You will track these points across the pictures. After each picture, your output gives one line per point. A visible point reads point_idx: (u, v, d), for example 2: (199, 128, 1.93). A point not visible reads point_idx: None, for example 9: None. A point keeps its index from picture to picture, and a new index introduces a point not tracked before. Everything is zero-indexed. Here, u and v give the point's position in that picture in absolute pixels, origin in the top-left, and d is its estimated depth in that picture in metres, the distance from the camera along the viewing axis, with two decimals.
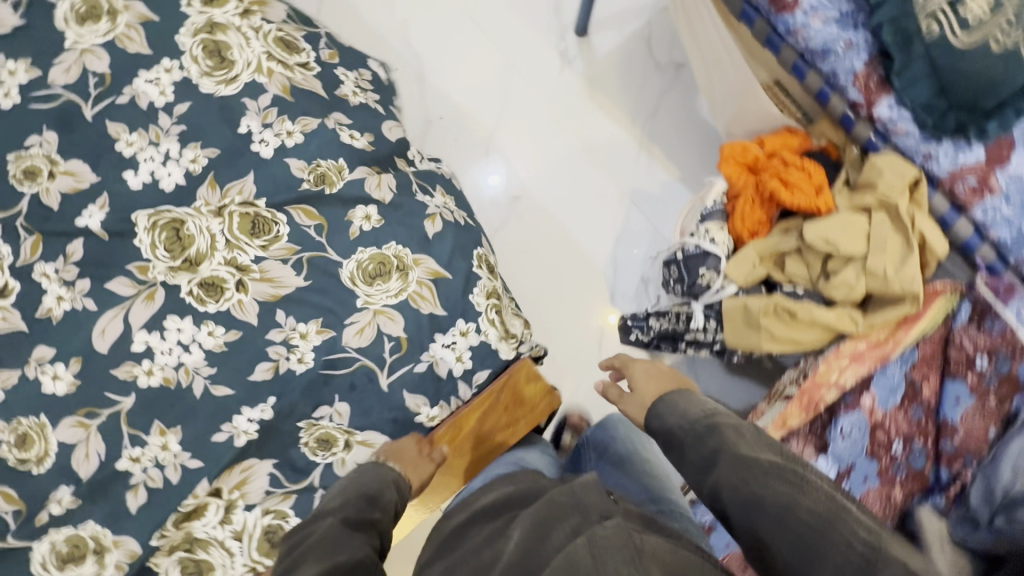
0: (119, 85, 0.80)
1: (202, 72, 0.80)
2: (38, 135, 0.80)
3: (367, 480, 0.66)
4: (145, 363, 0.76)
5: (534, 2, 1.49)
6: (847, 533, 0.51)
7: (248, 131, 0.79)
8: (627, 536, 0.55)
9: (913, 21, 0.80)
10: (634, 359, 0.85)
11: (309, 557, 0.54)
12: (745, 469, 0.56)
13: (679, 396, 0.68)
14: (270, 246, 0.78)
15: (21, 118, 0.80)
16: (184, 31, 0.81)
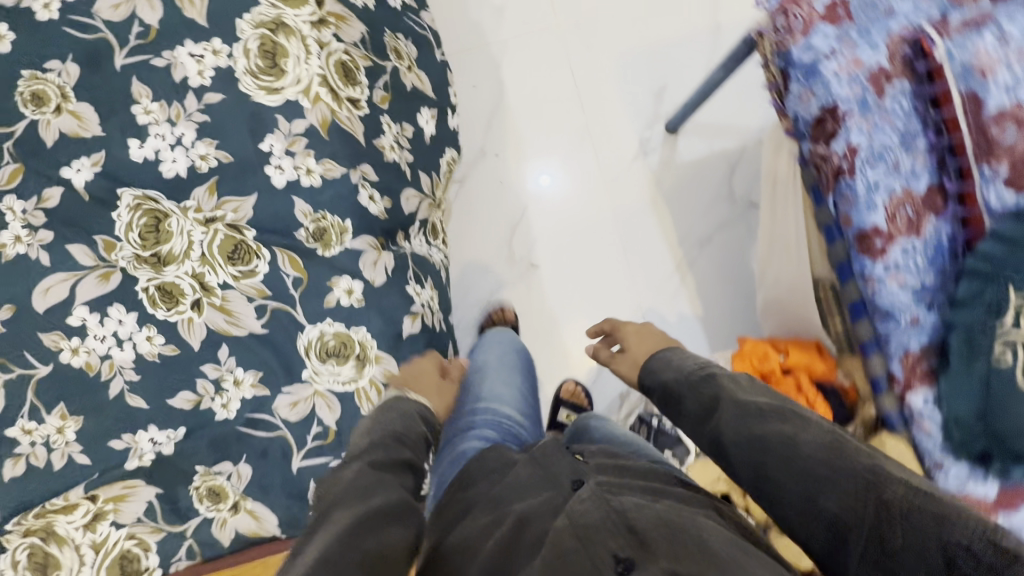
0: (161, 45, 0.74)
1: (248, 68, 0.74)
2: (58, 62, 0.73)
3: (390, 420, 0.65)
4: (74, 340, 0.72)
5: (639, 78, 1.40)
6: (859, 470, 0.51)
7: (268, 150, 0.74)
8: (605, 511, 0.59)
9: (987, 340, 0.73)
10: (625, 322, 0.92)
11: (338, 502, 0.53)
12: (747, 411, 0.58)
13: (673, 354, 0.71)
14: (241, 279, 0.73)
15: (50, 35, 0.74)
16: (245, 16, 0.74)
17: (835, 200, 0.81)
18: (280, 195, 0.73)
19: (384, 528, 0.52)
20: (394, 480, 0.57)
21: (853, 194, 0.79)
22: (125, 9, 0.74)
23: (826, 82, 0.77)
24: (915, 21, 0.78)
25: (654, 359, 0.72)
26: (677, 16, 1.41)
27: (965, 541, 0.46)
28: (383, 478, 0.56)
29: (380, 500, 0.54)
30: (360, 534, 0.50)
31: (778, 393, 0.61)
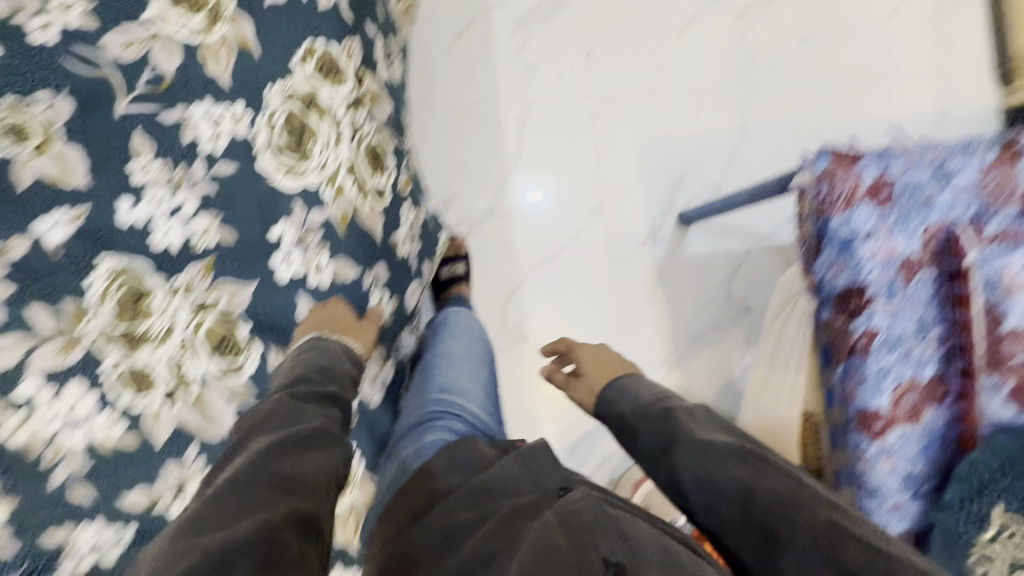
0: (174, 100, 0.66)
1: (270, 144, 0.67)
2: (48, 91, 0.60)
3: (316, 355, 0.67)
4: (16, 412, 0.57)
5: (659, 164, 1.39)
6: (804, 515, 0.53)
7: (277, 239, 0.68)
8: (596, 512, 0.58)
9: (962, 544, 0.78)
10: (580, 342, 0.85)
11: (262, 426, 0.56)
12: (707, 452, 0.59)
13: (631, 382, 0.72)
14: (224, 374, 0.68)
15: (38, 54, 0.60)
16: (274, 84, 0.67)
17: (843, 373, 0.80)
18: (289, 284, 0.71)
19: (310, 454, 0.55)
20: (319, 413, 0.60)
21: (863, 375, 0.79)
22: (138, 48, 0.64)
23: (858, 262, 0.77)
24: (951, 217, 0.78)
25: (608, 390, 0.73)
26: (704, 109, 1.41)
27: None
28: (304, 409, 0.59)
29: (307, 427, 0.57)
30: (280, 458, 0.53)
31: (739, 431, 0.63)
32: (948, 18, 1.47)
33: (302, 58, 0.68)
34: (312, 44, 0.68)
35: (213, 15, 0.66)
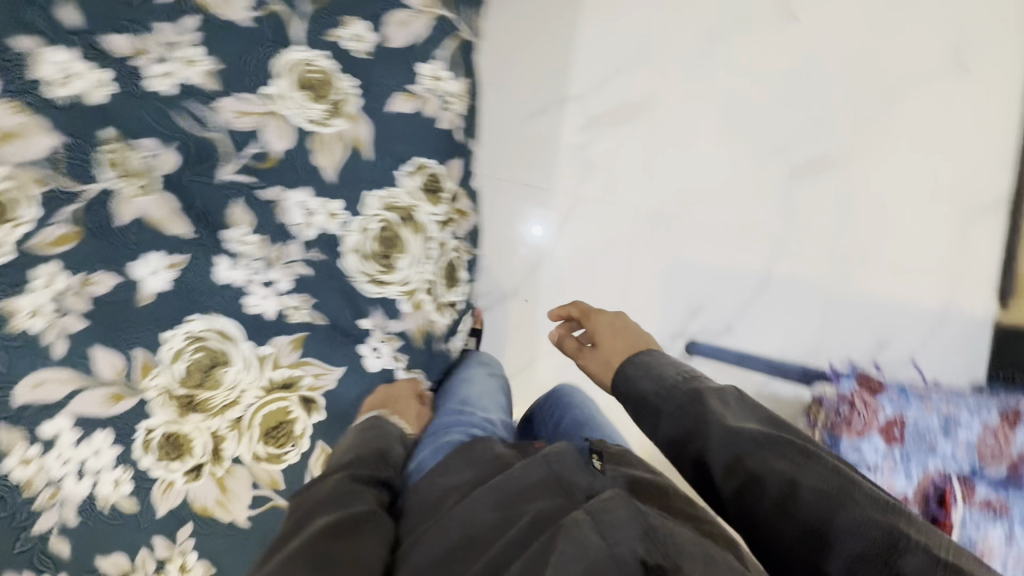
0: (274, 178, 0.66)
1: (359, 246, 0.68)
2: (157, 142, 0.62)
3: (372, 436, 0.64)
4: (32, 449, 0.60)
5: (684, 292, 1.43)
6: (864, 517, 0.46)
7: (370, 331, 0.70)
8: (632, 508, 0.47)
9: None
10: (598, 311, 0.88)
11: (318, 509, 0.52)
12: (740, 440, 0.52)
13: (653, 360, 0.65)
14: (263, 460, 0.67)
15: (157, 111, 0.62)
16: (376, 191, 0.67)
17: None
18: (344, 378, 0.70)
19: (358, 543, 0.49)
20: (371, 495, 0.56)
21: None
22: (251, 119, 0.64)
23: None
24: (950, 468, 0.85)
25: (630, 368, 0.66)
26: (742, 251, 1.43)
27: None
28: (359, 488, 0.56)
29: (359, 511, 0.52)
30: (336, 544, 0.48)
31: (775, 419, 0.56)
32: (992, 232, 1.45)
33: (409, 172, 0.69)
34: (423, 163, 0.69)
35: (335, 106, 0.65)
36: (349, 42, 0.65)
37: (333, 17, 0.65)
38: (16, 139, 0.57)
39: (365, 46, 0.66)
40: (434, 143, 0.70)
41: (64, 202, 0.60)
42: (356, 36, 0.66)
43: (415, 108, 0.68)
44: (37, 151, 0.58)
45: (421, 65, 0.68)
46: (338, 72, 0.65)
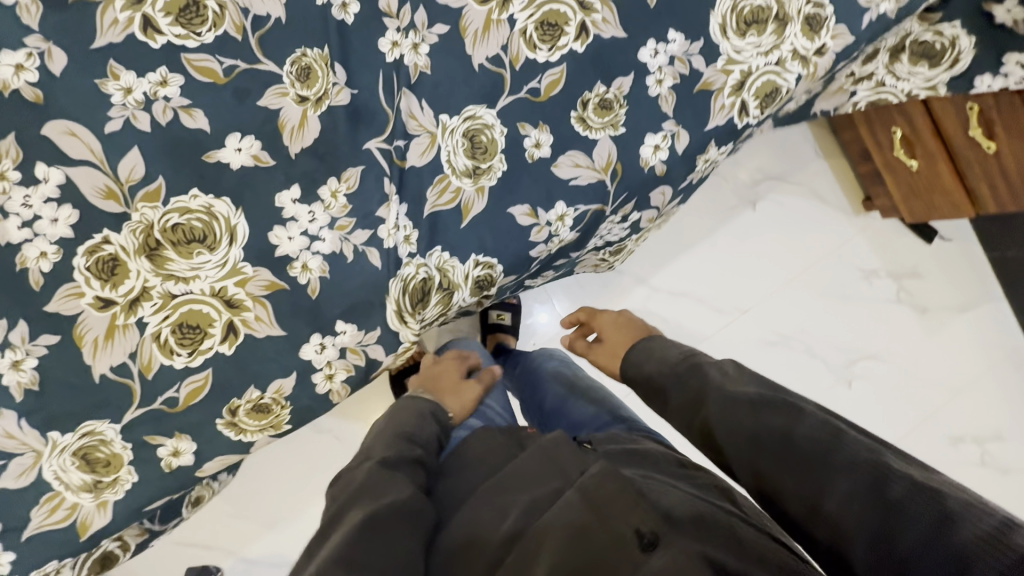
0: (394, 177, 0.71)
1: (394, 278, 0.71)
2: (346, 77, 0.69)
3: (405, 420, 0.76)
4: (13, 173, 0.62)
5: None
6: (854, 454, 0.55)
7: (338, 331, 0.70)
8: (618, 480, 0.62)
9: None
10: (603, 313, 1.01)
11: (354, 500, 0.60)
12: (739, 402, 0.63)
13: (653, 345, 0.83)
14: (157, 342, 0.66)
15: (361, 57, 0.70)
16: (443, 252, 0.74)
17: None
18: (275, 348, 0.68)
19: (386, 534, 0.56)
20: (399, 484, 0.63)
21: None
22: (414, 124, 0.72)
23: None
24: None
25: (634, 353, 0.83)
26: None
27: (961, 530, 0.48)
28: (396, 477, 0.64)
29: (387, 500, 0.59)
30: (371, 535, 0.55)
31: (771, 382, 0.66)
32: None
33: (479, 262, 0.75)
34: (494, 265, 0.77)
35: (477, 171, 0.73)
36: (529, 142, 0.74)
37: (534, 116, 0.73)
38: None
39: (536, 152, 0.74)
40: (514, 254, 0.76)
41: (243, 58, 0.66)
42: (537, 142, 0.74)
43: (527, 223, 0.75)
44: (262, 10, 0.66)
45: (559, 202, 0.75)
46: (500, 152, 0.73)
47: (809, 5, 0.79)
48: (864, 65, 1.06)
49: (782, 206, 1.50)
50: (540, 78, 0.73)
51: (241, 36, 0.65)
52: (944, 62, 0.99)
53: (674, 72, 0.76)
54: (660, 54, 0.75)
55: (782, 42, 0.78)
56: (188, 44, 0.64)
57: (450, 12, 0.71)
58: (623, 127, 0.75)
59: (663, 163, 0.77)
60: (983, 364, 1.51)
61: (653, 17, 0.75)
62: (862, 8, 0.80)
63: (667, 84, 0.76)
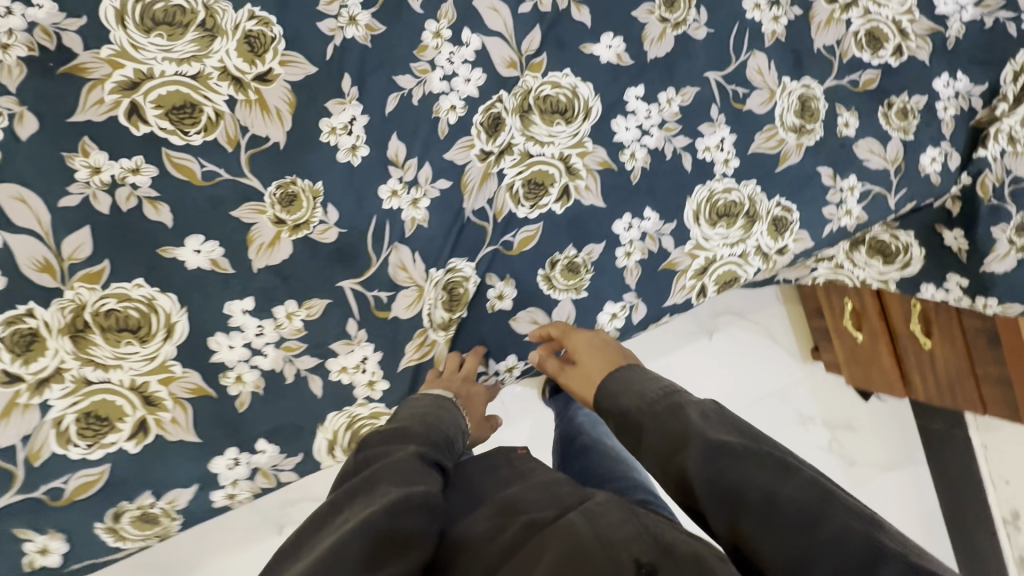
0: (367, 326, 0.70)
1: (337, 410, 0.70)
2: (337, 218, 0.70)
3: (445, 421, 0.67)
4: None
5: None
6: (848, 524, 0.46)
7: (256, 449, 0.68)
8: (620, 511, 0.54)
9: None
10: (580, 329, 0.77)
11: (386, 477, 0.53)
12: (718, 451, 0.53)
13: (633, 375, 0.68)
14: (54, 429, 0.61)
15: (343, 180, 0.70)
16: (378, 401, 0.72)
17: None
18: (183, 453, 0.66)
19: (412, 518, 0.49)
20: (435, 478, 0.57)
21: None
22: (403, 275, 0.72)
23: None
24: None
25: (607, 384, 0.69)
26: None
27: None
28: (422, 472, 0.56)
29: (423, 490, 0.52)
30: (398, 521, 0.48)
31: (751, 431, 0.56)
32: None
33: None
34: None
35: (450, 322, 0.76)
36: (493, 292, 0.77)
37: (502, 268, 0.76)
38: (266, 112, 0.68)
39: (498, 302, 0.77)
40: None
41: (226, 167, 0.67)
42: (500, 294, 0.77)
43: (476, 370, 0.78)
44: (261, 131, 0.68)
45: (511, 354, 0.80)
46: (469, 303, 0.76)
47: (778, 208, 0.85)
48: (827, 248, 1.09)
49: (735, 337, 1.55)
50: (516, 232, 0.76)
51: (229, 145, 0.67)
52: (897, 262, 1.03)
53: (644, 247, 0.80)
54: (634, 229, 0.79)
55: (747, 237, 0.83)
56: (172, 139, 0.65)
57: (454, 168, 0.75)
58: (586, 292, 0.79)
59: (617, 330, 0.81)
60: (906, 519, 1.57)
61: (633, 193, 0.79)
62: (824, 219, 0.87)
63: (635, 258, 0.79)
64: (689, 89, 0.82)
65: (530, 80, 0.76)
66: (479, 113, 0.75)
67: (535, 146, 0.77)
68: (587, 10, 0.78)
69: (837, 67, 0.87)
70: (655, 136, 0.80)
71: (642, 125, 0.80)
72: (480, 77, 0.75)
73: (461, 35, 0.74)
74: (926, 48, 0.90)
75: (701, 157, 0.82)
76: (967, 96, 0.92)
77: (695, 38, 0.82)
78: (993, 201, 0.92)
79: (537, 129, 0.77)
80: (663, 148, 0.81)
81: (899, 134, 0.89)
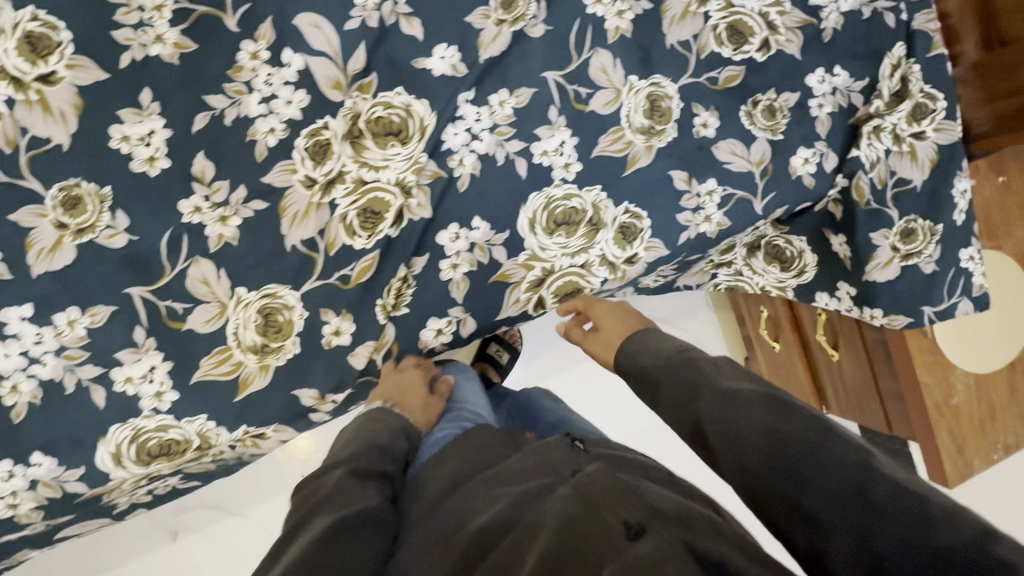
0: (157, 334, 0.69)
1: (121, 422, 0.68)
2: (126, 223, 0.67)
3: (374, 432, 0.75)
4: None
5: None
6: (842, 451, 0.55)
7: (31, 463, 0.66)
8: (613, 481, 0.62)
9: None
10: (600, 302, 0.90)
11: (321, 508, 0.60)
12: (731, 397, 0.63)
13: (653, 335, 0.79)
14: None
15: (134, 188, 0.68)
16: (166, 413, 0.69)
17: None
18: None
19: (346, 543, 0.57)
20: (367, 489, 0.65)
21: None
22: (206, 290, 0.70)
23: None
24: None
25: (629, 343, 0.78)
26: None
27: (944, 535, 0.47)
28: (359, 488, 0.64)
29: (354, 510, 0.60)
30: (341, 540, 0.57)
31: (763, 381, 0.66)
32: None
33: (249, 432, 0.72)
34: (263, 435, 0.74)
35: (264, 349, 0.71)
36: (328, 328, 0.73)
37: (337, 303, 0.73)
38: (47, 113, 0.64)
39: (336, 339, 0.74)
40: (279, 415, 0.73)
41: (4, 169, 0.63)
42: (336, 329, 0.74)
43: (310, 405, 0.74)
44: (43, 132, 0.64)
45: (320, 381, 0.74)
46: (296, 334, 0.72)
47: (626, 214, 0.80)
48: (723, 253, 0.98)
49: None
50: (354, 264, 0.73)
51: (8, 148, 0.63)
52: (793, 268, 0.95)
53: (472, 259, 0.77)
54: (461, 239, 0.76)
55: (591, 246, 0.79)
56: None
57: (273, 191, 0.71)
58: (407, 308, 0.77)
59: (445, 345, 0.79)
60: None
61: (459, 201, 0.76)
62: (679, 226, 0.82)
63: (462, 271, 0.77)
64: (525, 91, 0.77)
65: (361, 102, 0.73)
66: (303, 138, 0.71)
67: (370, 172, 0.73)
68: (419, 24, 0.73)
69: (693, 64, 0.81)
70: (485, 141, 0.76)
71: (471, 130, 0.76)
72: (304, 98, 0.71)
73: (281, 56, 0.70)
74: (795, 42, 0.83)
75: (537, 162, 0.77)
76: (846, 92, 0.85)
77: (532, 36, 0.76)
78: (871, 205, 0.85)
79: (371, 154, 0.73)
80: (494, 154, 0.76)
81: (766, 133, 0.83)
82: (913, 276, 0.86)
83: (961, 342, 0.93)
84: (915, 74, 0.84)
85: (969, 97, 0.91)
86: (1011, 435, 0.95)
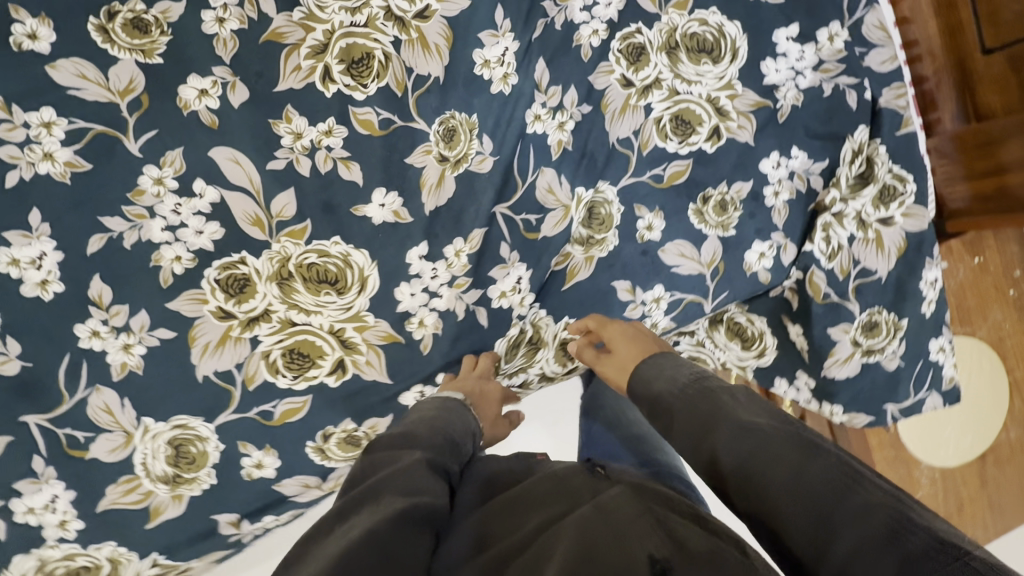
0: (58, 462, 0.64)
1: (25, 552, 0.64)
2: (18, 349, 0.61)
3: (450, 421, 0.62)
4: None
5: None
6: (869, 500, 0.40)
7: None
8: (640, 510, 0.46)
9: None
10: (618, 320, 0.74)
11: (387, 486, 0.47)
12: (747, 436, 0.46)
13: (666, 362, 0.62)
14: None
15: (23, 312, 0.61)
16: (73, 541, 0.66)
17: None
18: None
19: (418, 533, 0.44)
20: (439, 484, 0.51)
21: None
22: (108, 420, 0.65)
23: None
24: None
25: (641, 369, 0.63)
26: None
27: None
28: (427, 478, 0.50)
29: (428, 500, 0.47)
30: (411, 531, 0.43)
31: (785, 416, 0.50)
32: None
33: (159, 562, 0.70)
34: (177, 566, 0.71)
35: (177, 479, 0.68)
36: (248, 461, 0.71)
37: (260, 438, 0.70)
38: None
39: (256, 473, 0.71)
40: (189, 540, 0.70)
41: None
42: (258, 462, 0.71)
43: (229, 531, 0.71)
44: None
45: (235, 508, 0.71)
46: (211, 465, 0.69)
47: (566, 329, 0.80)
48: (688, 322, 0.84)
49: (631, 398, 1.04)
50: (277, 402, 0.70)
51: None
52: (754, 348, 0.85)
53: None
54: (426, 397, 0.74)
55: (531, 365, 0.79)
56: None
57: (182, 321, 0.66)
58: None
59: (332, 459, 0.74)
60: None
61: (388, 317, 0.72)
62: None
63: None
64: (477, 234, 0.72)
65: (291, 247, 0.67)
66: (216, 269, 0.66)
67: (300, 315, 0.69)
68: (358, 168, 0.68)
69: (635, 162, 0.75)
70: (445, 296, 0.73)
71: (428, 288, 0.72)
72: (217, 230, 0.66)
73: (190, 173, 0.64)
74: (748, 128, 0.76)
75: (496, 306, 0.75)
76: (805, 175, 0.78)
77: (480, 172, 0.72)
78: (829, 298, 0.79)
79: (302, 297, 0.69)
80: (454, 308, 0.74)
81: (717, 231, 0.79)
82: (875, 373, 0.81)
83: (926, 438, 0.90)
84: (880, 156, 0.77)
85: (946, 171, 0.83)
86: (978, 527, 0.92)
